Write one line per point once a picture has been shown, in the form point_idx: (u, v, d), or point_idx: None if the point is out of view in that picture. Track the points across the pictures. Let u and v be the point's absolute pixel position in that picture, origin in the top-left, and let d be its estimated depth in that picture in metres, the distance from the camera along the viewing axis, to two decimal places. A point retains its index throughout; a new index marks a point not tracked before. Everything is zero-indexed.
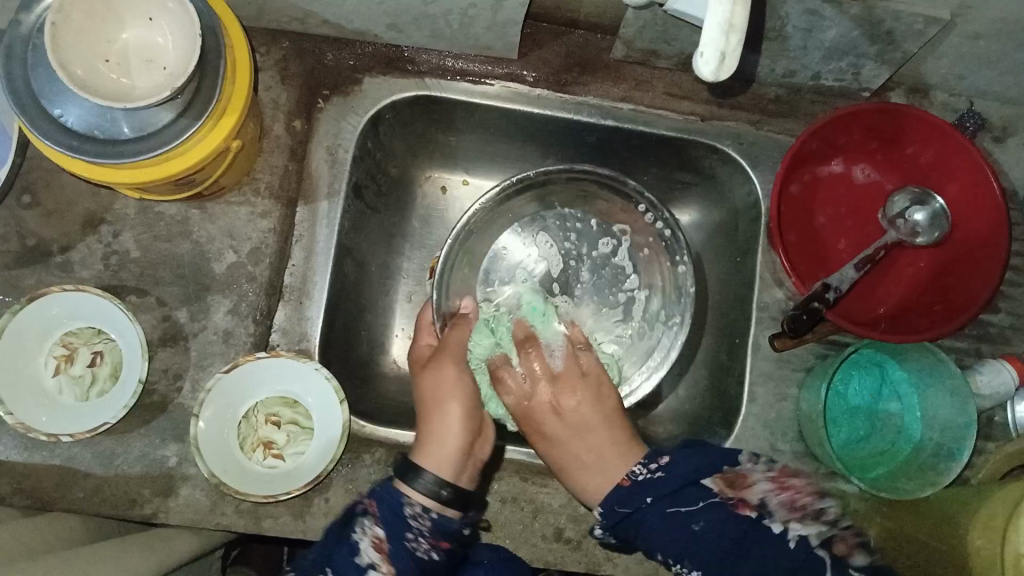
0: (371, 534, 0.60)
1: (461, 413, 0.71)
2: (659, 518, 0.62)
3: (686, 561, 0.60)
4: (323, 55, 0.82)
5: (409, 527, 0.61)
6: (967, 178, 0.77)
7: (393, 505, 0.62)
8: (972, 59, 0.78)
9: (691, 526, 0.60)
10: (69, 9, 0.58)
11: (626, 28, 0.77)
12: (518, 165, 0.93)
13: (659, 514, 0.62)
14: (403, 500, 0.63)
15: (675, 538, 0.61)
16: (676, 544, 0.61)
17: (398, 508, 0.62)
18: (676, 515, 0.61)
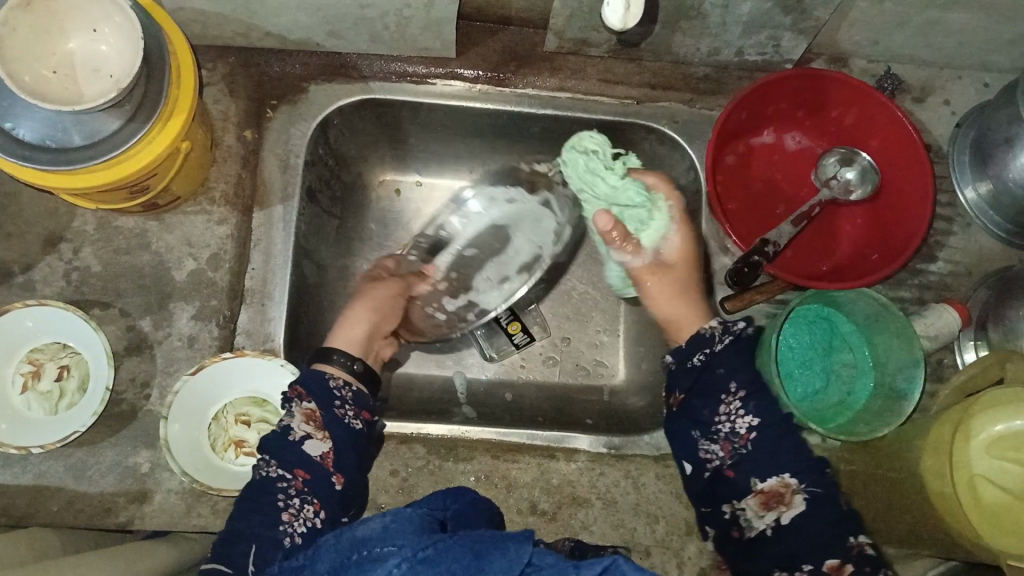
0: (300, 407, 0.67)
1: (361, 324, 0.79)
2: (744, 356, 0.68)
3: (743, 390, 0.67)
4: (269, 67, 0.85)
5: (336, 397, 0.69)
6: (886, 133, 0.82)
7: (317, 382, 0.69)
8: (882, 22, 0.83)
9: (728, 382, 0.67)
10: (14, 24, 0.61)
11: (555, 19, 0.81)
12: (466, 160, 0.98)
13: (743, 356, 0.68)
14: (326, 376, 0.70)
15: (711, 387, 0.68)
16: (704, 399, 0.68)
17: (323, 382, 0.69)
18: (714, 370, 0.68)
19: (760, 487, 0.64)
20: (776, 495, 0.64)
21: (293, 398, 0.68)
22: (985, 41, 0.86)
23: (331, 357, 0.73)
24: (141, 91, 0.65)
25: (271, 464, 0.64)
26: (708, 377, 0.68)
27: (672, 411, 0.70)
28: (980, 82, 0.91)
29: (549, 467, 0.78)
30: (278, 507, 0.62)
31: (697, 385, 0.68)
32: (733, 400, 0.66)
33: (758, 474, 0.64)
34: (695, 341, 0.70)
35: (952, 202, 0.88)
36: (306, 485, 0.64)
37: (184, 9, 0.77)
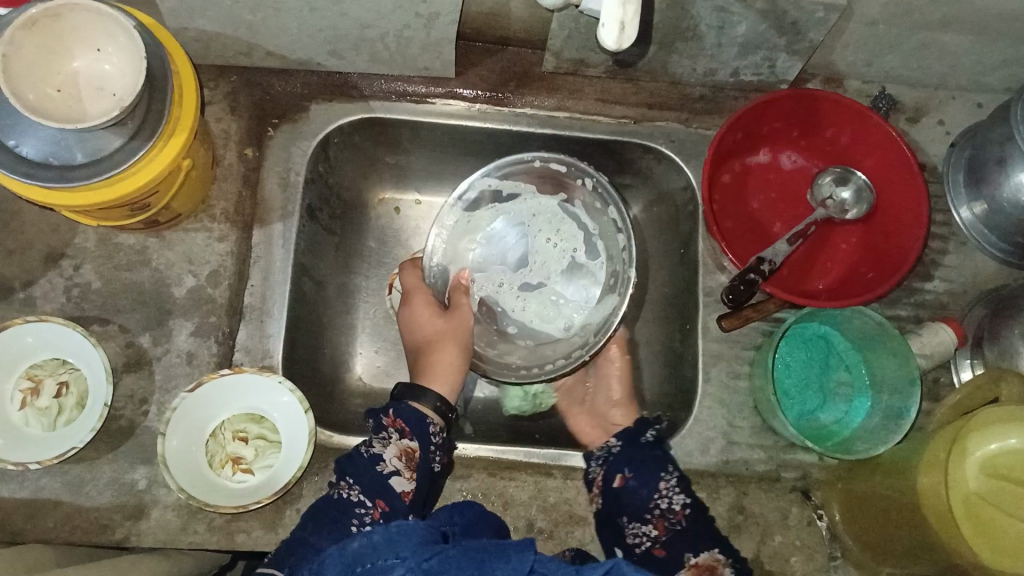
0: (398, 441, 0.68)
1: (455, 353, 0.80)
2: (630, 454, 0.76)
3: (670, 470, 0.74)
4: (270, 86, 0.86)
5: (432, 444, 0.70)
6: (881, 152, 0.83)
7: (416, 421, 0.70)
8: (876, 43, 0.84)
9: (662, 470, 0.74)
10: (19, 43, 0.62)
11: (553, 40, 0.82)
12: (466, 179, 0.99)
13: (630, 453, 0.76)
14: (425, 419, 0.71)
15: (644, 467, 0.75)
16: (643, 479, 0.74)
17: (422, 424, 0.70)
18: (658, 449, 0.76)
19: (692, 562, 0.70)
20: (709, 568, 0.69)
21: (390, 428, 0.69)
22: (979, 62, 0.86)
23: (426, 395, 0.73)
24: (144, 109, 0.66)
25: (355, 487, 0.65)
26: (632, 454, 0.76)
27: (611, 493, 0.74)
28: (974, 103, 0.92)
29: (546, 484, 0.78)
30: (351, 526, 0.62)
31: (623, 459, 0.75)
32: (666, 481, 0.74)
33: (692, 548, 0.71)
34: (624, 436, 0.77)
35: (947, 221, 0.89)
36: (383, 516, 0.64)
37: (187, 29, 0.78)
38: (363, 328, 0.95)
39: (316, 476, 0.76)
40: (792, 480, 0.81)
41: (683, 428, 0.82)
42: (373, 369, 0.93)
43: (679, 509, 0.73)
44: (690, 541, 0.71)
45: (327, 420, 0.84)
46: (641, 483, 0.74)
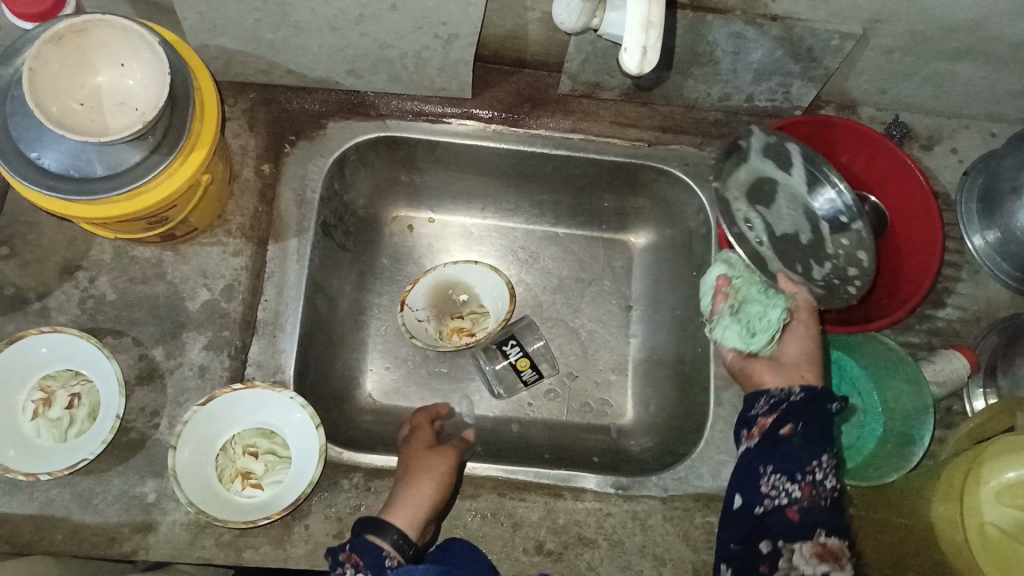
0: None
1: (432, 487, 0.70)
2: (814, 410, 0.67)
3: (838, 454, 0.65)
4: (289, 104, 0.87)
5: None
6: (895, 178, 0.83)
7: (374, 556, 0.63)
8: (890, 72, 0.84)
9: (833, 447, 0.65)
10: (46, 57, 0.63)
11: (570, 63, 0.82)
12: (479, 198, 1.00)
13: (812, 407, 0.67)
14: (383, 552, 0.64)
15: (821, 434, 0.66)
16: (815, 442, 0.65)
17: (380, 559, 0.63)
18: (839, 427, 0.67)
19: (822, 538, 0.61)
20: (833, 553, 0.60)
21: (346, 564, 0.63)
22: (992, 92, 0.87)
23: (387, 531, 0.65)
24: (164, 126, 0.67)
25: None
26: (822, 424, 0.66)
27: (770, 437, 0.66)
28: (987, 132, 0.93)
29: (556, 506, 0.78)
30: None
31: (805, 413, 0.66)
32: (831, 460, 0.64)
33: (826, 527, 0.62)
34: (813, 389, 0.68)
35: (960, 249, 0.89)
36: None
37: (209, 46, 0.80)
38: (374, 345, 0.95)
39: (326, 493, 0.75)
40: None
41: (694, 451, 0.82)
42: (383, 386, 0.93)
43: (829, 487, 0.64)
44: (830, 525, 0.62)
45: (337, 436, 0.84)
46: (802, 445, 0.65)
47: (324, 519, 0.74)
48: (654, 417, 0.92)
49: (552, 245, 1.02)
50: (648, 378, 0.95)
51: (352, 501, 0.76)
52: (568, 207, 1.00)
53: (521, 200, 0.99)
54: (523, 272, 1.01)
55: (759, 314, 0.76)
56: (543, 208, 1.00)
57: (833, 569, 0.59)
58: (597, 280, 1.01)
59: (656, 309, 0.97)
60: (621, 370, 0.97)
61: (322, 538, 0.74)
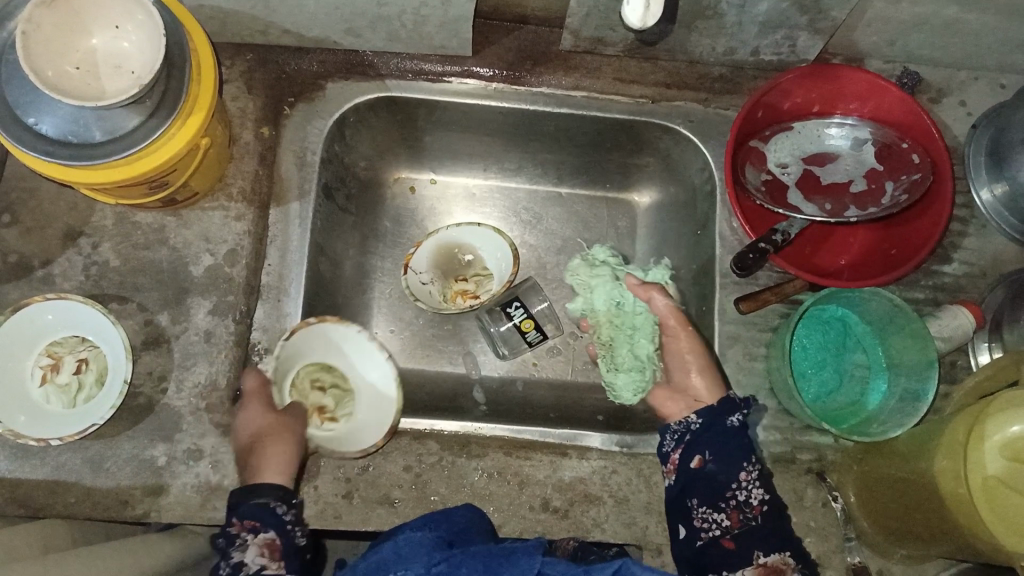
0: (256, 539, 0.64)
1: (281, 450, 0.71)
2: (712, 436, 0.74)
3: (754, 463, 0.72)
4: (287, 65, 0.86)
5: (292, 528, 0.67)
6: (904, 126, 0.84)
7: (267, 515, 0.66)
8: (899, 22, 0.82)
9: (746, 463, 0.72)
10: (39, 19, 0.62)
11: (571, 18, 0.81)
12: (481, 159, 0.99)
13: (710, 435, 0.74)
14: (270, 507, 0.66)
15: (725, 452, 0.73)
16: (724, 465, 0.72)
17: (271, 514, 0.66)
18: (744, 436, 0.74)
19: (763, 560, 0.68)
20: (777, 570, 0.68)
21: (240, 531, 0.65)
22: (1003, 42, 0.85)
23: (262, 491, 0.67)
24: (161, 88, 0.66)
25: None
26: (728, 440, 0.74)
27: (686, 472, 0.73)
28: (996, 83, 0.91)
29: (562, 464, 0.78)
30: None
31: (705, 441, 0.74)
32: (746, 472, 0.72)
33: (763, 548, 0.69)
34: (710, 409, 0.76)
35: (967, 203, 0.88)
36: None
37: (204, 6, 0.78)
38: (379, 307, 0.95)
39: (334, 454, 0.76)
40: (807, 462, 0.81)
41: None
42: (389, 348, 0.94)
43: (757, 504, 0.71)
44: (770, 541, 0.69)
45: None
46: (721, 472, 0.72)
47: (334, 479, 0.75)
48: None
49: (556, 206, 1.02)
50: None
51: (361, 462, 0.76)
52: (571, 167, 0.99)
53: (524, 160, 0.99)
54: (526, 234, 1.01)
55: (631, 354, 0.87)
56: (545, 167, 0.99)
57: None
58: (600, 240, 1.01)
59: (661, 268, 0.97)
60: None
61: (331, 498, 0.75)
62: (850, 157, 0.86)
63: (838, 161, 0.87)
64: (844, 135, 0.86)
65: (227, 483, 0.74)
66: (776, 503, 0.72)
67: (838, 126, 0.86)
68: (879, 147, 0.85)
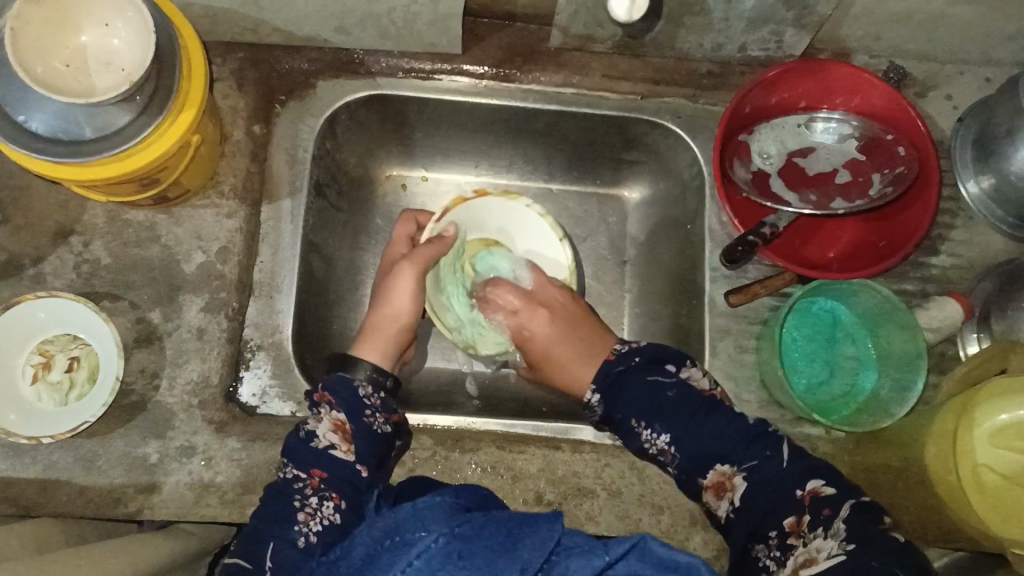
0: (329, 415, 0.68)
1: (398, 326, 0.81)
2: (622, 393, 0.75)
3: (656, 424, 0.71)
4: (277, 63, 0.86)
5: (367, 406, 0.70)
6: (891, 121, 0.85)
7: (346, 391, 0.70)
8: (884, 17, 0.83)
9: (665, 393, 0.72)
10: (28, 17, 0.62)
11: (560, 15, 0.82)
12: (472, 156, 0.99)
13: (621, 392, 0.75)
14: (354, 384, 0.71)
15: (632, 401, 0.73)
16: (625, 419, 0.73)
17: (353, 391, 0.70)
18: (633, 380, 0.74)
19: (706, 482, 0.68)
20: (721, 485, 0.67)
21: (321, 403, 0.69)
22: (987, 36, 0.86)
23: (359, 366, 0.74)
24: (152, 85, 0.66)
25: (288, 467, 0.65)
26: (653, 389, 0.72)
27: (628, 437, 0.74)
28: (981, 78, 0.92)
29: (554, 458, 0.78)
30: (295, 507, 0.63)
31: (611, 399, 0.75)
32: (643, 431, 0.72)
33: (700, 471, 0.68)
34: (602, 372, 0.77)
35: (954, 196, 0.89)
36: (322, 483, 0.64)
37: (195, 5, 0.78)
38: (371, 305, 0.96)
39: None
40: None
41: None
42: None
43: (660, 441, 0.70)
44: (726, 440, 0.67)
45: None
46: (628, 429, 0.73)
47: None
48: None
49: (547, 202, 1.02)
50: (644, 332, 0.96)
51: None
52: (562, 163, 0.99)
53: (515, 157, 0.99)
54: None
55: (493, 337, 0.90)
56: (537, 164, 1.00)
57: (727, 497, 0.66)
58: (592, 237, 1.01)
59: (652, 263, 0.98)
60: (617, 325, 0.98)
61: None
62: (838, 150, 0.87)
63: (826, 154, 0.88)
64: (831, 129, 0.87)
65: (220, 479, 0.74)
66: (713, 422, 0.68)
67: (825, 120, 0.87)
68: (865, 141, 0.86)
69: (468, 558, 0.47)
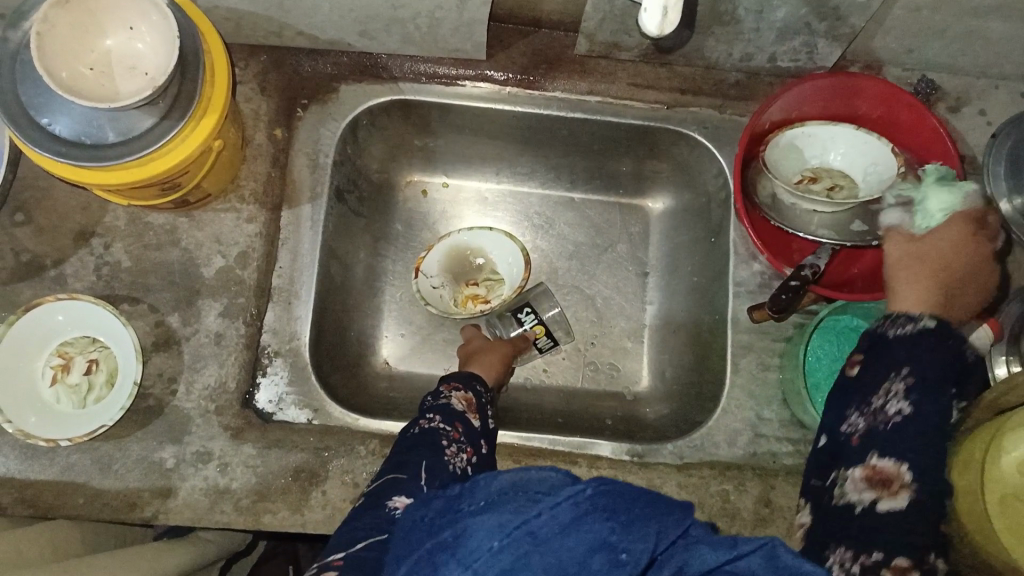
0: (457, 393, 0.72)
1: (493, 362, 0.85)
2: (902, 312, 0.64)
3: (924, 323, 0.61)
4: (301, 66, 0.86)
5: (485, 401, 0.75)
6: (915, 134, 0.83)
7: (469, 382, 0.75)
8: (919, 31, 0.81)
9: (903, 361, 0.60)
10: (54, 21, 0.62)
11: (588, 22, 0.80)
12: (494, 163, 0.99)
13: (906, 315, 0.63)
14: (477, 383, 0.76)
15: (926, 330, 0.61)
16: (928, 330, 0.61)
17: (477, 386, 0.76)
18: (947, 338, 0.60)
19: (870, 462, 0.57)
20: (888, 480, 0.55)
21: (448, 388, 0.73)
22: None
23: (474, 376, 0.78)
24: (175, 90, 0.66)
25: (434, 419, 0.67)
26: (936, 341, 0.60)
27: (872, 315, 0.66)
28: (1016, 93, 0.90)
29: (571, 473, 0.77)
30: (441, 444, 0.63)
31: (923, 310, 0.63)
32: (879, 325, 0.64)
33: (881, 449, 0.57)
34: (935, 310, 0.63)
35: None
36: (462, 436, 0.66)
37: (219, 8, 0.78)
38: (388, 311, 0.95)
39: (343, 459, 0.75)
40: None
41: (710, 419, 0.81)
42: (399, 352, 0.94)
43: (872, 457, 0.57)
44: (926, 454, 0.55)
45: (353, 402, 0.85)
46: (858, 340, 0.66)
47: (342, 484, 0.74)
48: (671, 385, 0.92)
49: (569, 211, 1.01)
50: (664, 344, 0.95)
51: (370, 467, 0.75)
52: (584, 172, 0.98)
53: (538, 165, 0.98)
54: (539, 238, 1.00)
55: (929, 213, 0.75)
56: (559, 172, 0.99)
57: (879, 495, 0.55)
58: (613, 246, 1.00)
59: (673, 274, 0.96)
60: (637, 337, 0.97)
61: (340, 503, 0.74)
62: None
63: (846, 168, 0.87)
64: None
65: (235, 485, 0.73)
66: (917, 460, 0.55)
67: None
68: None
69: (613, 513, 0.36)
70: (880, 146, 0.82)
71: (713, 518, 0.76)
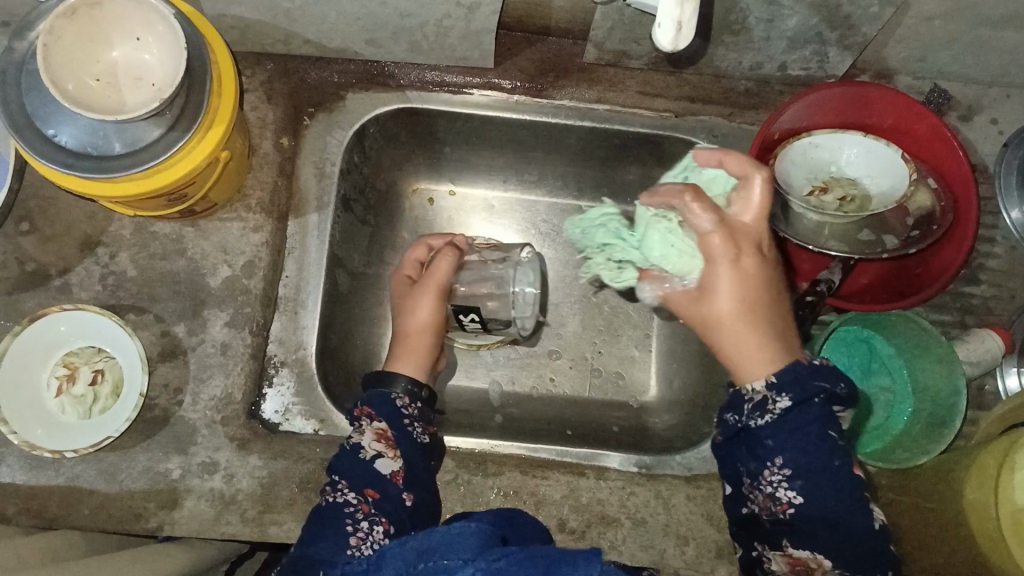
0: (375, 428, 0.67)
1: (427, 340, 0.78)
2: (783, 427, 0.58)
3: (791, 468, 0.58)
4: (308, 75, 0.85)
5: (405, 417, 0.69)
6: (925, 143, 0.83)
7: (385, 405, 0.69)
8: (931, 39, 0.81)
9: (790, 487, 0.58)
10: (59, 31, 0.61)
11: (596, 30, 0.79)
12: (500, 172, 0.98)
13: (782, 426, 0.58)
14: (394, 398, 0.70)
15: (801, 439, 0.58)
16: (785, 441, 0.58)
17: (392, 404, 0.70)
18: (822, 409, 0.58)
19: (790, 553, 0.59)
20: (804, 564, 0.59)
21: (363, 418, 0.68)
22: None
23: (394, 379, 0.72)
24: (181, 101, 0.65)
25: (341, 487, 0.63)
26: (791, 419, 0.58)
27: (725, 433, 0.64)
28: None
29: (579, 484, 0.76)
30: (347, 530, 0.60)
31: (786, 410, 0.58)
32: (773, 469, 0.59)
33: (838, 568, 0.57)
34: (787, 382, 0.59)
35: (995, 224, 0.86)
36: (375, 503, 0.62)
37: (225, 16, 0.77)
38: None
39: None
40: None
41: None
42: None
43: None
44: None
45: None
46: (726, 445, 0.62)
47: None
48: (678, 394, 0.92)
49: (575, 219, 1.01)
50: (672, 354, 0.94)
51: None
52: (591, 180, 0.98)
53: (545, 173, 0.97)
54: (545, 247, 1.00)
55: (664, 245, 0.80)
56: (566, 180, 0.98)
57: None
58: None
59: None
60: (644, 345, 0.97)
61: None
62: None
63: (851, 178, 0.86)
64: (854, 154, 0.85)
65: (241, 495, 0.73)
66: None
67: None
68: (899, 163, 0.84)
69: None
70: (888, 152, 0.81)
71: (721, 530, 0.75)
